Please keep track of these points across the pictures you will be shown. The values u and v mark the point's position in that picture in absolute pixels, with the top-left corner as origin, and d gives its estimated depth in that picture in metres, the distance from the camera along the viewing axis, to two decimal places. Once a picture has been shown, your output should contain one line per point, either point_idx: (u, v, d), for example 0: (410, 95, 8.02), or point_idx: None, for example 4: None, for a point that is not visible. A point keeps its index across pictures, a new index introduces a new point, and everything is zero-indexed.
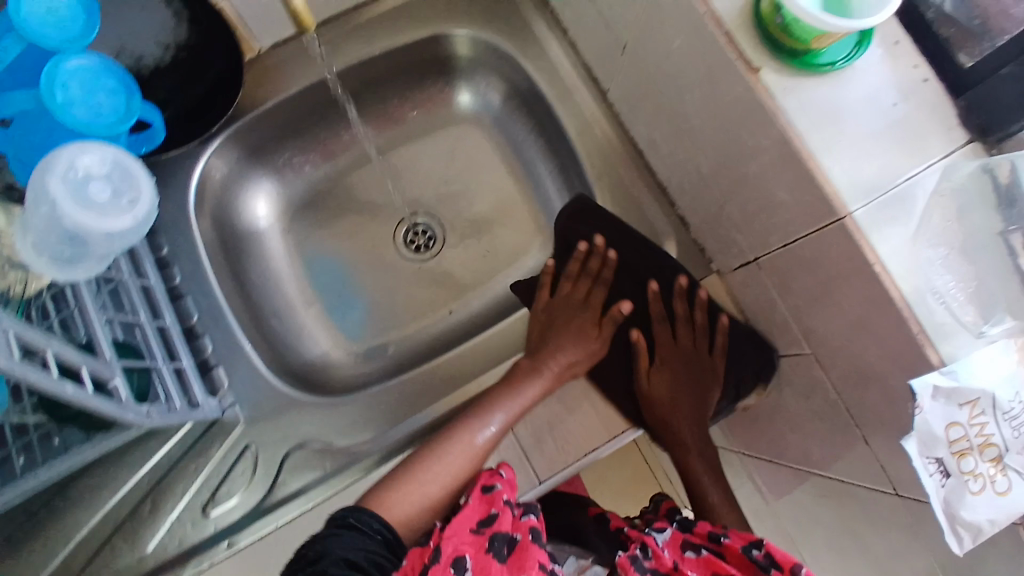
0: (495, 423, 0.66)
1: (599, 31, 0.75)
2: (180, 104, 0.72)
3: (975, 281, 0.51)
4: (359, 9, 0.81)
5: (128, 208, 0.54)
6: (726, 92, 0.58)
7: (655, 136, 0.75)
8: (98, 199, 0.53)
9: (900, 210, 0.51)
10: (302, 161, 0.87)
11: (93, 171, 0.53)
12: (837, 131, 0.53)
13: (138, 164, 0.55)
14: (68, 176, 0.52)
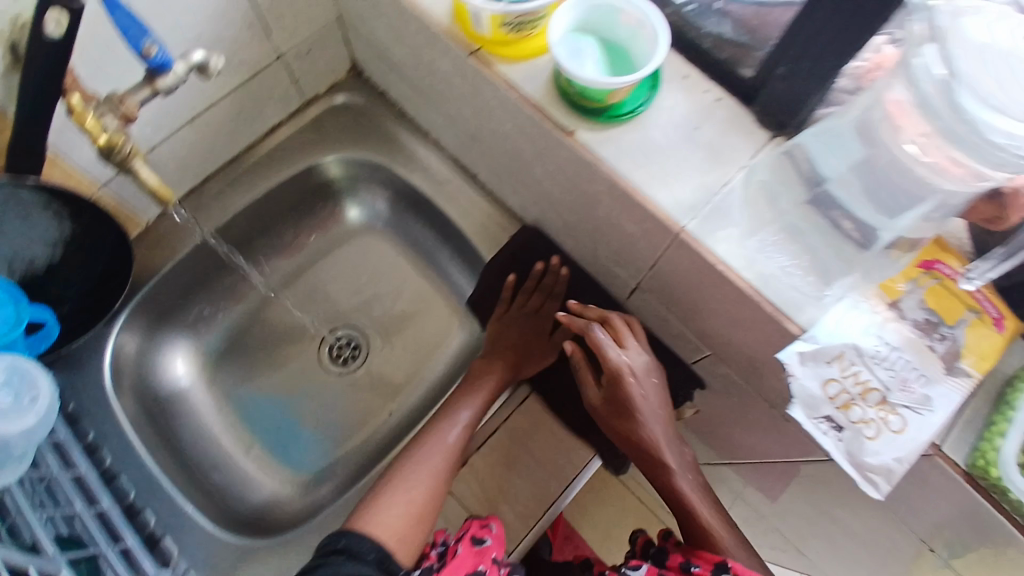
0: (455, 439, 0.72)
1: (452, 129, 0.85)
2: (76, 295, 0.73)
3: (807, 256, 0.57)
4: (239, 162, 0.90)
5: (30, 405, 0.61)
6: (559, 155, 0.67)
7: (526, 202, 0.82)
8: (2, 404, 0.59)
9: (725, 214, 0.58)
10: (213, 311, 0.90)
11: None
12: (653, 163, 0.61)
13: (35, 365, 0.62)
14: None
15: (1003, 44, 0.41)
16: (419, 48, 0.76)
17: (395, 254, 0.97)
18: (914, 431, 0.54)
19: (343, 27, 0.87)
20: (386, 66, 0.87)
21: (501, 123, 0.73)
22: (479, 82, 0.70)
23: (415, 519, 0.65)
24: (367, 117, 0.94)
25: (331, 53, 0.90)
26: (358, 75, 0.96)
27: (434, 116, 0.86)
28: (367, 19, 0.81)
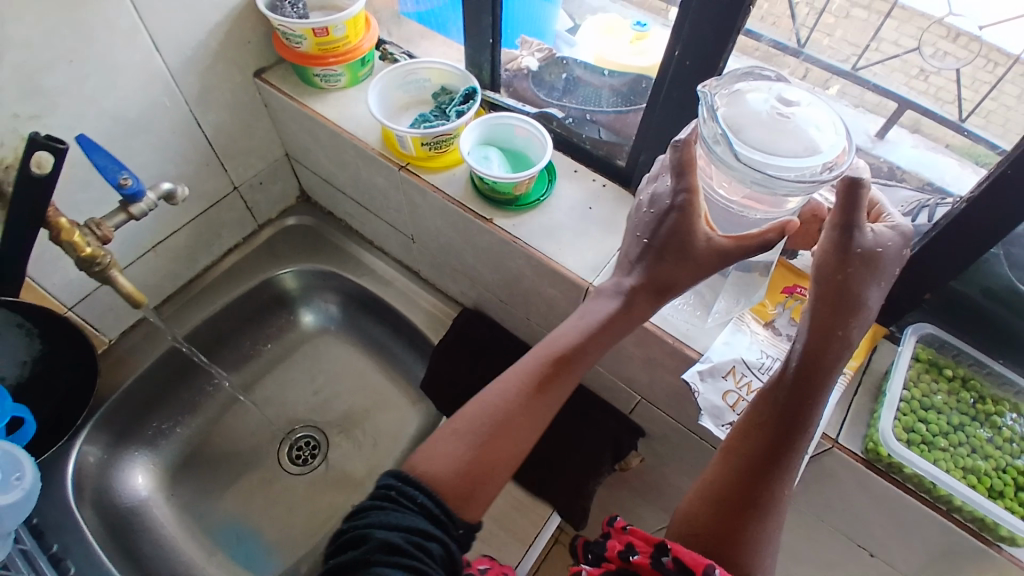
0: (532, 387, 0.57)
1: (392, 234, 0.97)
2: (45, 409, 0.76)
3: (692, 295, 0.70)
4: (194, 282, 0.99)
5: (17, 484, 0.61)
6: (481, 240, 0.80)
7: (463, 288, 0.94)
8: None
9: None
10: (172, 425, 0.94)
11: None
12: (558, 238, 0.75)
13: (22, 450, 0.63)
14: None
15: (756, 114, 0.52)
16: (358, 170, 0.91)
17: (349, 353, 1.05)
18: None
19: (291, 163, 1.04)
20: (330, 189, 1.02)
21: (430, 222, 0.87)
22: (410, 189, 0.85)
23: (479, 467, 0.53)
24: (318, 234, 1.06)
25: (281, 185, 1.05)
26: (307, 201, 1.10)
27: (376, 225, 0.99)
28: (312, 152, 0.97)
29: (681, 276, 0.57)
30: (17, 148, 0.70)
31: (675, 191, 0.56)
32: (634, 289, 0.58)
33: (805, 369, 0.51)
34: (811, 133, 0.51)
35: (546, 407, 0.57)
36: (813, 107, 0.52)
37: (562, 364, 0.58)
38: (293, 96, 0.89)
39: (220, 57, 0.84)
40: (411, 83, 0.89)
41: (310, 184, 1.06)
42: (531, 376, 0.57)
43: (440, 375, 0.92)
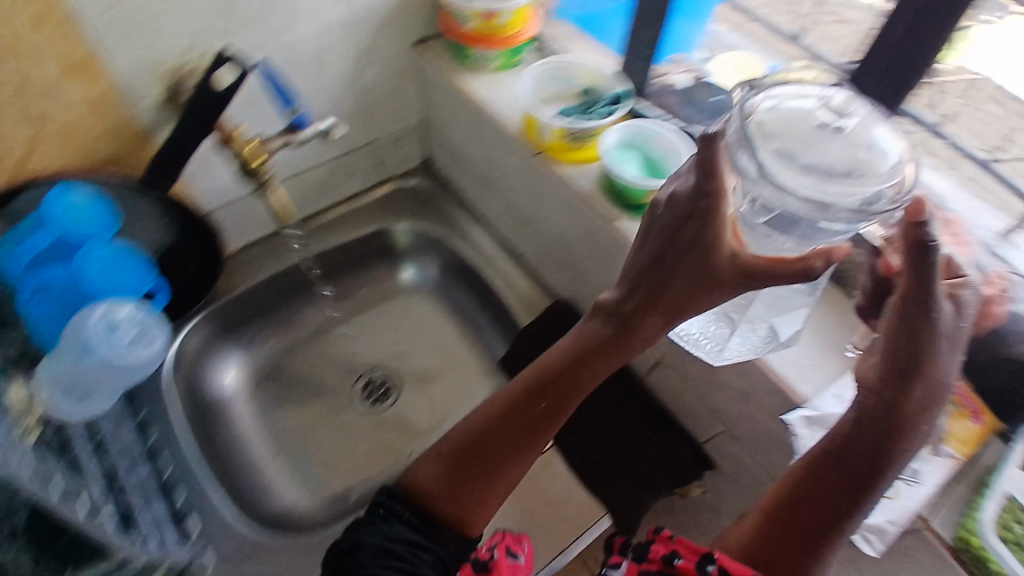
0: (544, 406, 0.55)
1: (507, 213, 1.00)
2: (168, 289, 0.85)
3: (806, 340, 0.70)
4: (313, 215, 1.05)
5: (146, 346, 0.76)
6: (598, 237, 0.81)
7: (564, 281, 0.95)
8: (123, 338, 0.73)
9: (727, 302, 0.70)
10: (265, 336, 1.01)
11: (123, 319, 0.73)
12: None
13: (160, 319, 0.77)
14: (107, 318, 0.72)
15: (805, 140, 0.50)
16: (491, 147, 0.94)
17: (436, 315, 1.08)
18: (905, 499, 0.62)
19: (423, 128, 1.08)
20: (456, 160, 1.05)
21: (550, 211, 0.89)
22: (539, 175, 0.87)
23: (461, 488, 0.54)
24: (432, 199, 1.10)
25: (409, 148, 1.10)
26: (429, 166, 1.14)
27: (493, 203, 1.02)
28: (450, 122, 1.01)
29: (702, 297, 0.52)
30: (204, 58, 0.77)
31: (698, 191, 0.48)
32: (641, 311, 0.53)
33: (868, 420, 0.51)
34: (886, 148, 0.50)
35: (550, 417, 0.55)
36: (872, 124, 0.52)
37: (566, 380, 0.55)
38: (446, 70, 0.93)
39: (392, 20, 0.90)
40: (559, 78, 0.91)
41: (437, 151, 1.10)
42: (547, 378, 0.56)
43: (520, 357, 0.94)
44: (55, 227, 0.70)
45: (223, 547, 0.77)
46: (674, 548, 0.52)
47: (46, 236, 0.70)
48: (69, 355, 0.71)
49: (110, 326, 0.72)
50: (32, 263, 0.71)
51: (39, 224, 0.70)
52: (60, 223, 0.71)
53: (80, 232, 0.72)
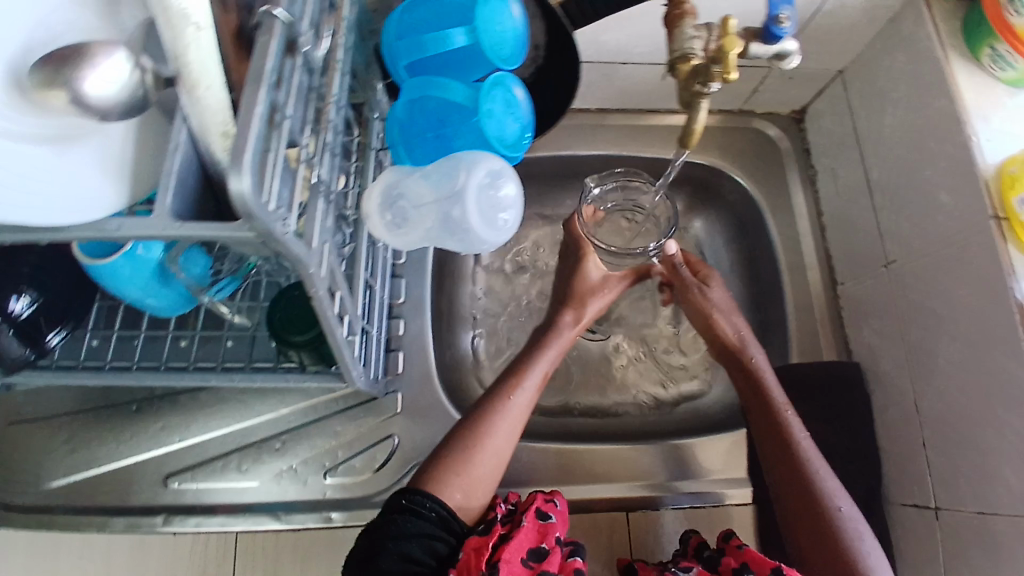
0: (529, 388, 0.68)
1: (863, 237, 0.80)
2: None
3: None
4: (653, 112, 0.89)
5: (473, 240, 0.50)
6: (989, 361, 0.63)
7: (881, 346, 0.76)
8: (486, 212, 0.49)
9: None
10: (537, 206, 0.92)
11: (504, 214, 0.50)
12: None
13: (501, 235, 0.51)
14: (499, 197, 0.49)
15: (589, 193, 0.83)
16: (926, 169, 0.70)
17: None
18: None
19: (833, 80, 0.85)
20: (847, 141, 0.82)
21: (949, 286, 0.67)
22: (966, 239, 0.65)
23: (468, 472, 0.62)
24: (779, 159, 0.90)
25: (801, 92, 0.87)
26: (798, 119, 0.92)
27: (859, 215, 0.80)
28: (874, 84, 0.78)
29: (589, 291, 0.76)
30: None
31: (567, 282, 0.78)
32: (564, 310, 0.75)
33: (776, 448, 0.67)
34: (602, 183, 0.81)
35: (495, 428, 0.65)
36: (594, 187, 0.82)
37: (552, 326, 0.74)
38: (944, 46, 0.69)
39: None
40: None
41: (826, 111, 0.87)
42: (512, 370, 0.70)
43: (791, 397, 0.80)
44: (470, 33, 0.49)
45: (413, 394, 0.74)
46: (746, 562, 0.61)
47: (459, 40, 0.49)
48: (427, 192, 0.50)
49: (492, 198, 0.49)
50: (433, 69, 0.51)
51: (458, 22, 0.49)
52: (482, 37, 0.49)
53: (491, 54, 0.50)
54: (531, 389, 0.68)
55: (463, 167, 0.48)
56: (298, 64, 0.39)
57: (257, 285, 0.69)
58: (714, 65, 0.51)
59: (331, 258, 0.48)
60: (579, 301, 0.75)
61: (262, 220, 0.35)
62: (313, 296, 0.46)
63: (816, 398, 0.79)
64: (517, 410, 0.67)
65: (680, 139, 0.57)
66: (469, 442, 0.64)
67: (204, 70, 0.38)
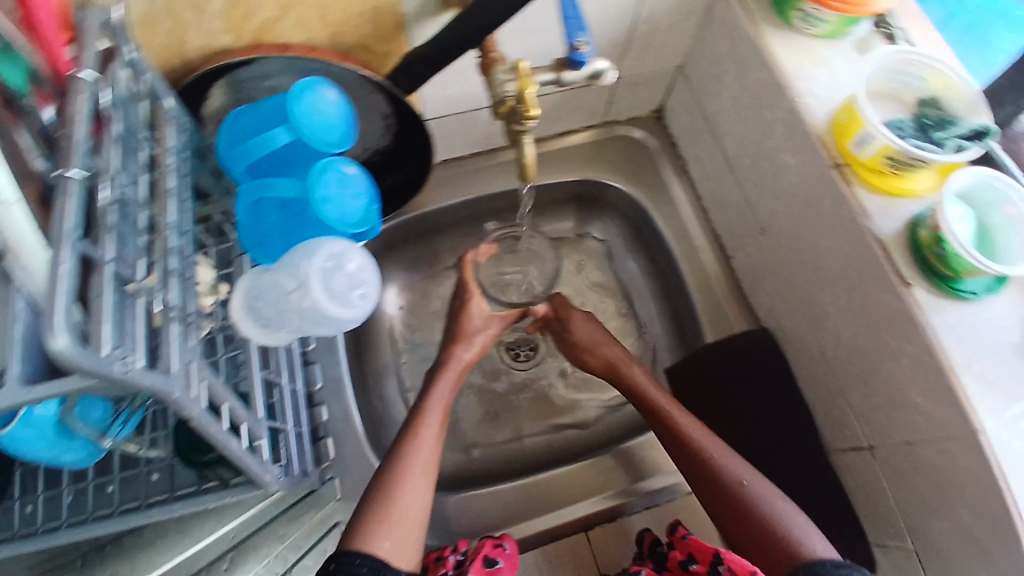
0: (430, 426, 0.71)
1: (736, 211, 0.85)
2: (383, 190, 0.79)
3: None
4: None
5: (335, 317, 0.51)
6: (869, 299, 0.66)
7: (779, 307, 0.81)
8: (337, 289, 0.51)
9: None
10: (438, 258, 0.94)
11: (354, 286, 0.52)
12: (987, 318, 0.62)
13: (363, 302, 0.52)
14: (341, 274, 0.51)
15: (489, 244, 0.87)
16: (768, 139, 0.74)
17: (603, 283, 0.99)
18: None
19: (676, 76, 0.90)
20: (701, 128, 0.88)
21: (816, 239, 0.71)
22: (822, 193, 0.68)
23: (392, 520, 0.62)
24: (649, 159, 0.96)
25: (651, 94, 0.93)
26: (658, 118, 0.98)
27: (729, 192, 0.85)
28: (708, 72, 0.83)
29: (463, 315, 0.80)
30: None
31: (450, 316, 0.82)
32: (451, 345, 0.79)
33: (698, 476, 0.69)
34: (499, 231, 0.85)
35: (406, 471, 0.66)
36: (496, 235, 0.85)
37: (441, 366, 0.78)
38: (753, 21, 0.72)
39: None
40: (900, 76, 0.67)
41: (677, 105, 0.92)
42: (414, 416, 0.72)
43: (718, 373, 0.84)
44: (293, 129, 0.52)
45: (351, 475, 0.77)
46: (690, 551, 0.69)
47: (285, 137, 0.52)
48: (286, 284, 0.51)
49: (339, 276, 0.51)
50: (271, 167, 0.54)
51: (278, 125, 0.52)
52: (304, 133, 0.52)
53: (318, 145, 0.53)
54: (432, 425, 0.71)
55: (302, 254, 0.50)
56: (110, 210, 0.42)
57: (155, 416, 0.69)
58: (519, 105, 0.55)
59: (202, 375, 0.49)
60: (462, 338, 0.79)
61: (93, 367, 0.36)
62: (189, 418, 0.47)
63: (739, 368, 0.83)
64: (424, 451, 0.68)
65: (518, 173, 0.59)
66: (390, 484, 0.65)
67: (22, 241, 0.40)
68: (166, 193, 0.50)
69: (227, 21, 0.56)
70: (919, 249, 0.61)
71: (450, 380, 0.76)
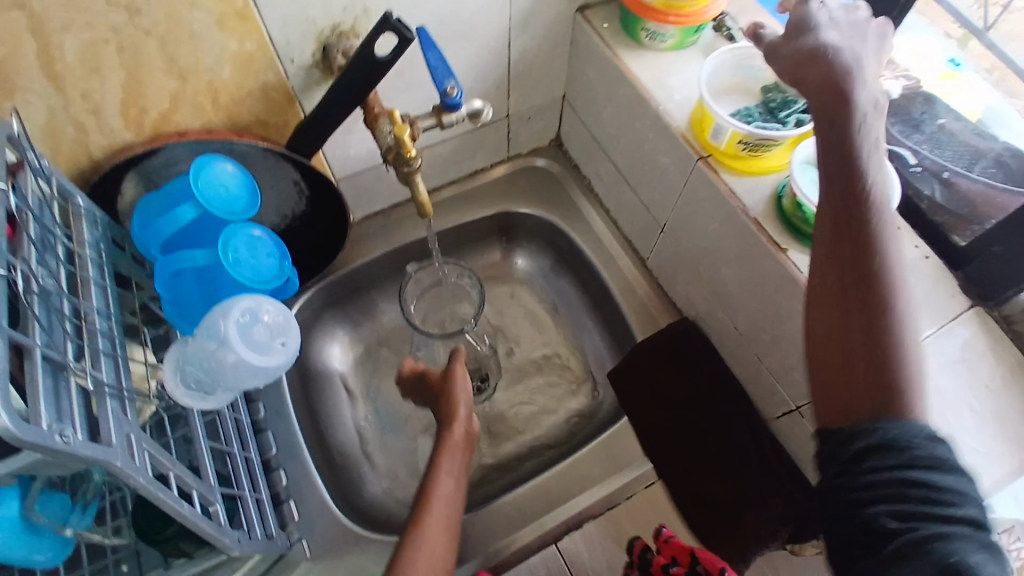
0: (440, 503, 0.69)
1: (640, 215, 0.91)
2: (304, 252, 0.84)
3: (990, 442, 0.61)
4: (435, 190, 1.01)
5: (266, 363, 0.54)
6: (759, 268, 0.71)
7: (694, 295, 0.86)
8: (258, 338, 0.54)
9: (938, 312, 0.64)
10: (374, 309, 0.98)
11: (272, 328, 0.55)
12: None
13: (289, 342, 0.56)
14: (256, 321, 0.54)
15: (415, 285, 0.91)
16: (646, 147, 0.82)
17: (538, 305, 1.03)
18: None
19: (563, 105, 0.98)
20: (594, 147, 0.95)
21: (706, 225, 0.77)
22: (699, 183, 0.75)
23: None
24: (557, 184, 1.03)
25: (545, 125, 1.01)
26: (559, 145, 1.06)
27: (630, 200, 0.92)
28: (589, 97, 0.91)
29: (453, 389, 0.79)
30: (359, 17, 0.67)
31: (441, 381, 0.80)
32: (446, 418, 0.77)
33: (838, 197, 0.50)
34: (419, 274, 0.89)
35: (417, 550, 0.64)
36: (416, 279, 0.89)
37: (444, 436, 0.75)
38: (611, 47, 0.81)
39: None
40: (744, 69, 0.77)
41: (571, 131, 1.00)
42: (423, 496, 0.70)
43: (651, 368, 0.87)
44: (199, 203, 0.56)
45: (317, 533, 0.76)
46: (672, 555, 0.71)
47: (191, 210, 0.55)
48: (206, 347, 0.53)
49: (254, 327, 0.54)
50: (182, 243, 0.58)
51: (184, 201, 0.56)
52: (209, 204, 0.56)
53: (225, 213, 0.57)
54: (443, 504, 0.69)
55: (215, 316, 0.53)
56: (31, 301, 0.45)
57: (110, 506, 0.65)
58: (399, 150, 0.63)
59: (143, 446, 0.50)
60: (457, 410, 0.77)
61: (33, 441, 0.39)
62: (136, 487, 0.48)
63: (672, 359, 0.86)
64: (441, 534, 0.67)
65: (418, 210, 0.68)
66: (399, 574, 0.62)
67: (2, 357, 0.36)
68: (85, 281, 0.53)
69: (124, 119, 0.61)
70: (787, 216, 0.68)
71: (457, 453, 0.74)
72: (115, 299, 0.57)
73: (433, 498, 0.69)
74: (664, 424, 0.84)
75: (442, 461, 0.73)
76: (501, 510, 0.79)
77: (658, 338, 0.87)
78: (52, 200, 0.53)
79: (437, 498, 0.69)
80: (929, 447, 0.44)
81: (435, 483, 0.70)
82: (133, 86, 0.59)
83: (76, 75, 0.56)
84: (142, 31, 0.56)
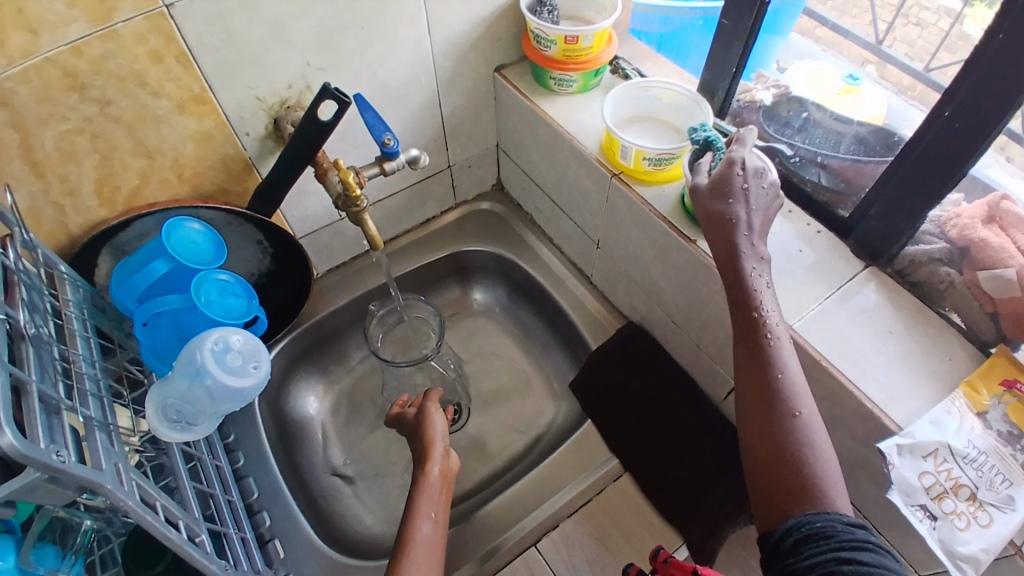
0: (423, 539, 0.70)
1: (578, 237, 1.01)
2: (272, 307, 0.91)
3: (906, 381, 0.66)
4: (392, 241, 1.10)
5: (244, 384, 0.61)
6: (677, 260, 0.80)
7: (634, 300, 0.95)
8: (232, 365, 0.60)
9: (831, 275, 0.75)
10: (345, 357, 1.04)
11: (243, 353, 0.61)
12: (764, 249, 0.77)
13: (263, 362, 0.62)
14: (227, 350, 0.60)
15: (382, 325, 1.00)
16: (570, 175, 0.93)
17: (502, 336, 1.11)
18: (1000, 526, 0.59)
19: (498, 154, 1.10)
20: (530, 183, 1.06)
21: (629, 232, 0.87)
22: (616, 197, 0.85)
23: None
24: (504, 223, 1.13)
25: (485, 171, 1.12)
26: (501, 190, 1.17)
27: (567, 225, 1.02)
28: (518, 142, 1.02)
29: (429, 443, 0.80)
30: (302, 92, 0.78)
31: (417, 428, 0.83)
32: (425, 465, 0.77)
33: (744, 330, 0.61)
34: (379, 315, 0.96)
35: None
36: (381, 318, 0.97)
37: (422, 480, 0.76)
38: (527, 95, 0.93)
39: (474, 49, 0.91)
40: (643, 99, 0.89)
41: (509, 175, 1.12)
42: (404, 540, 0.70)
43: (608, 370, 0.94)
44: (172, 256, 0.63)
45: (304, 570, 0.78)
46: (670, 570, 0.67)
47: (165, 263, 0.63)
48: (185, 384, 0.59)
49: (225, 355, 0.60)
50: (158, 293, 0.64)
51: (157, 255, 0.64)
52: (179, 254, 0.64)
53: (194, 262, 0.65)
54: (428, 538, 0.70)
55: (189, 354, 0.59)
56: (27, 343, 0.51)
57: (93, 561, 0.67)
58: (346, 191, 0.74)
59: (131, 476, 0.55)
60: (433, 454, 0.79)
61: (32, 454, 0.44)
62: (126, 510, 0.52)
63: (626, 360, 0.94)
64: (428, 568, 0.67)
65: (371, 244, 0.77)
66: None
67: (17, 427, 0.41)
68: (72, 332, 0.60)
69: (99, 197, 0.70)
70: (690, 212, 0.78)
71: (437, 495, 0.75)
72: (97, 351, 0.64)
73: (417, 534, 0.70)
74: (623, 420, 0.90)
75: (419, 507, 0.73)
76: (483, 523, 0.84)
77: (609, 346, 0.95)
78: (41, 265, 0.61)
79: (425, 536, 0.70)
80: (870, 541, 0.49)
81: (416, 517, 0.72)
82: (106, 167, 0.68)
83: (54, 162, 0.64)
84: (112, 118, 0.66)
